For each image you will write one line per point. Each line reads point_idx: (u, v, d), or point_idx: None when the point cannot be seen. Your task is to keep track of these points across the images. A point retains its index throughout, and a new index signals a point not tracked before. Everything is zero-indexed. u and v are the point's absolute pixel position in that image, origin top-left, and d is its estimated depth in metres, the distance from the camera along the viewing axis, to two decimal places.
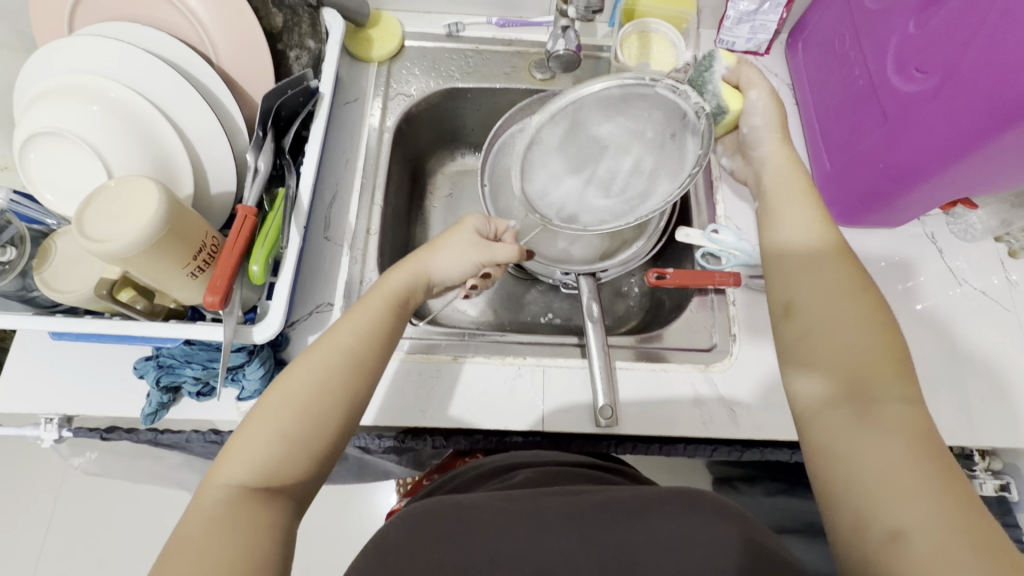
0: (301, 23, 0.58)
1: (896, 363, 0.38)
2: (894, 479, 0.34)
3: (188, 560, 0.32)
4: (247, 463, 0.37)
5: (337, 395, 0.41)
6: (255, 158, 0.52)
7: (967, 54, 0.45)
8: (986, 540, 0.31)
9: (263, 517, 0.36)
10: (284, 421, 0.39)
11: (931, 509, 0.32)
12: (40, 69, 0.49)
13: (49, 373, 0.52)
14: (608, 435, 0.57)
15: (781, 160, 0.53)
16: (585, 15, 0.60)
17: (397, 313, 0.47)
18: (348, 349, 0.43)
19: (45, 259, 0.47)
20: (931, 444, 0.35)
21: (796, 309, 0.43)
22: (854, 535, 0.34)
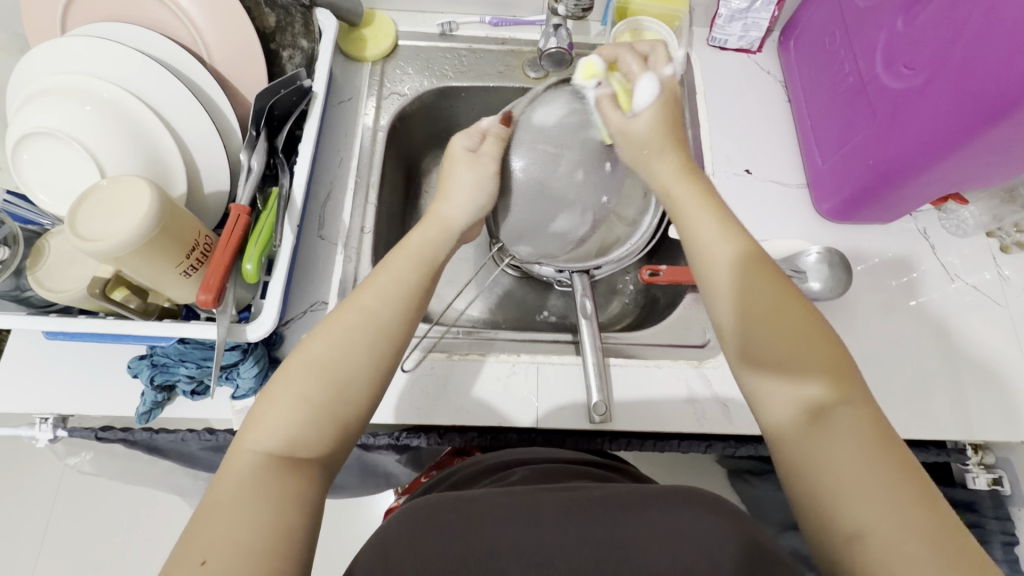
0: (294, 23, 0.58)
1: (830, 372, 0.38)
2: (858, 479, 0.34)
3: (218, 528, 0.33)
4: (272, 430, 0.37)
5: (361, 356, 0.41)
6: (248, 157, 0.52)
7: (954, 50, 0.45)
8: (938, 532, 0.32)
9: (292, 484, 0.36)
10: (307, 385, 0.39)
11: (888, 509, 0.33)
12: (33, 70, 0.49)
13: (44, 373, 0.52)
14: (603, 432, 0.57)
15: (666, 173, 0.52)
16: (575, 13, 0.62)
17: (423, 268, 0.47)
18: (371, 310, 0.43)
19: (39, 259, 0.47)
20: (879, 440, 0.36)
21: (729, 335, 0.42)
22: (824, 528, 0.35)
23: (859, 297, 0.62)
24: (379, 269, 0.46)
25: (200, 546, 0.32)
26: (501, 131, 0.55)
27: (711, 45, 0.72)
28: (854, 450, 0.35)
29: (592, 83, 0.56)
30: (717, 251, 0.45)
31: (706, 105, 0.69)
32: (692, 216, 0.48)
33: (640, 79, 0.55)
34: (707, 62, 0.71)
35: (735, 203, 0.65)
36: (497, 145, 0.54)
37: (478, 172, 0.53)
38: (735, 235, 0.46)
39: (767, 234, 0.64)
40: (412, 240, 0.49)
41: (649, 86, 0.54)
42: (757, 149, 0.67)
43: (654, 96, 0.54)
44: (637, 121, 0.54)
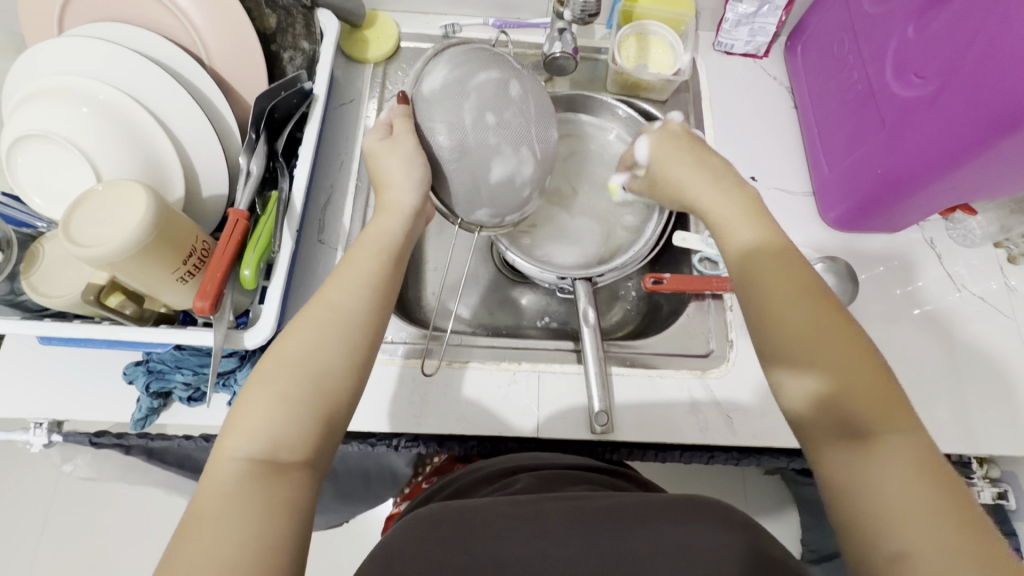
0: (295, 24, 0.58)
1: (886, 395, 0.36)
2: (890, 482, 0.34)
3: (205, 538, 0.32)
4: (251, 434, 0.36)
5: (331, 351, 0.40)
6: (247, 161, 0.51)
7: (965, 59, 0.44)
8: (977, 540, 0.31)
9: (278, 491, 0.35)
10: (279, 386, 0.38)
11: (931, 532, 0.32)
12: (28, 70, 0.48)
13: (37, 378, 0.51)
14: (604, 441, 0.56)
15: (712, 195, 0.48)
16: (581, 18, 0.60)
17: (387, 257, 0.46)
18: (339, 304, 0.42)
19: (33, 263, 0.46)
20: (931, 465, 0.34)
21: (776, 348, 0.40)
22: (854, 540, 0.34)
23: (864, 307, 0.61)
24: (344, 264, 0.45)
25: (187, 562, 0.31)
26: (403, 110, 0.50)
27: (717, 50, 0.71)
28: (887, 451, 0.35)
29: (620, 189, 0.62)
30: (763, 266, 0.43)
31: (711, 111, 0.68)
32: (731, 229, 0.46)
33: (636, 143, 0.57)
34: (712, 66, 0.71)
35: None
36: (410, 123, 0.50)
37: (401, 153, 0.48)
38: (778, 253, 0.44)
39: None
40: (378, 227, 0.48)
41: (641, 143, 0.56)
42: (761, 155, 0.67)
43: (649, 147, 0.55)
44: (651, 169, 0.54)
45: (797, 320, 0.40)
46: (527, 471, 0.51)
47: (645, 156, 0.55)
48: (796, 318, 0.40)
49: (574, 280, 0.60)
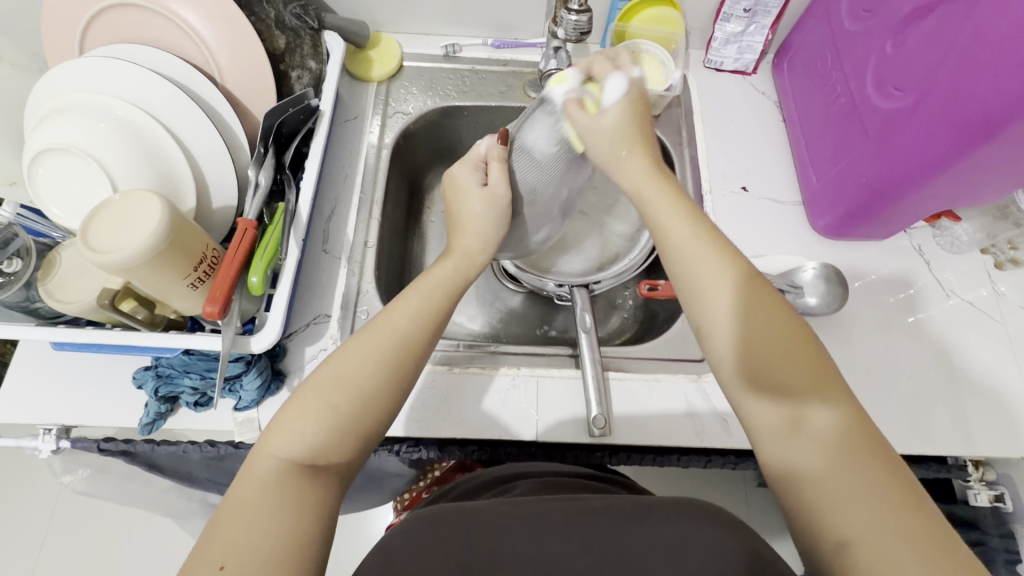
0: (303, 44, 0.61)
1: (826, 387, 0.39)
2: (833, 477, 0.36)
3: (240, 530, 0.33)
4: (296, 437, 0.38)
5: (384, 373, 0.41)
6: (255, 173, 0.53)
7: (941, 73, 0.47)
8: (923, 525, 0.33)
9: (312, 494, 0.36)
10: (332, 397, 0.39)
11: (871, 517, 0.34)
12: (51, 89, 0.51)
13: (49, 383, 0.53)
14: (602, 446, 0.57)
15: (638, 172, 0.50)
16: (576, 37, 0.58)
17: (449, 291, 0.48)
18: (404, 331, 0.44)
19: (50, 270, 0.48)
20: (873, 452, 0.36)
21: (708, 345, 0.43)
22: (811, 537, 0.36)
23: (856, 312, 0.63)
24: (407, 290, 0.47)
25: (221, 547, 0.33)
26: (500, 153, 0.52)
27: (708, 67, 0.74)
28: (826, 445, 0.37)
29: (559, 90, 0.50)
30: (687, 258, 0.45)
31: (703, 126, 0.71)
32: (661, 219, 0.48)
33: (609, 78, 0.52)
34: (702, 83, 0.74)
35: (733, 220, 0.66)
36: (505, 171, 0.52)
37: (493, 206, 0.52)
38: (704, 242, 0.45)
39: (765, 250, 0.65)
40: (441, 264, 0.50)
41: (618, 84, 0.52)
42: (751, 167, 0.69)
43: (624, 94, 0.51)
44: (611, 118, 0.50)
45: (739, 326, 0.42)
46: (525, 477, 0.53)
47: (615, 105, 0.51)
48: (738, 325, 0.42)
49: (573, 287, 0.62)
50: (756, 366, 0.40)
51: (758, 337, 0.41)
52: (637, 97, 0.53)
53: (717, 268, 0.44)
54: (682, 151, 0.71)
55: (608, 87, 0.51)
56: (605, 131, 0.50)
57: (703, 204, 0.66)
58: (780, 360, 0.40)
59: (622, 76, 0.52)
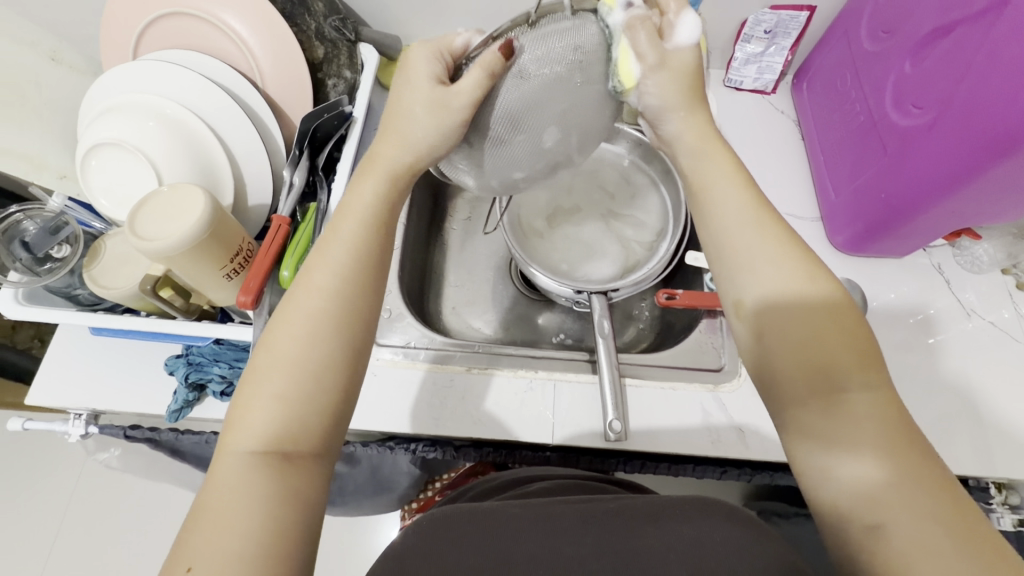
0: (339, 55, 0.64)
1: (864, 367, 0.37)
2: (873, 459, 0.34)
3: (211, 531, 0.32)
4: (250, 429, 0.36)
5: (325, 337, 0.38)
6: (290, 174, 0.56)
7: (957, 91, 0.47)
8: (962, 522, 0.32)
9: (281, 483, 0.35)
10: (276, 383, 0.37)
11: (910, 502, 0.33)
12: (106, 89, 0.54)
13: (86, 368, 0.54)
14: (617, 452, 0.58)
15: (695, 132, 0.46)
16: None
17: (373, 233, 0.42)
18: (330, 292, 0.40)
19: (95, 257, 0.49)
20: (909, 441, 0.35)
21: (746, 311, 0.42)
22: (837, 517, 0.35)
23: (874, 328, 0.63)
24: (333, 235, 0.43)
25: (190, 551, 0.32)
26: (488, 61, 0.39)
27: (728, 86, 0.76)
28: (866, 426, 0.35)
29: (623, 4, 0.43)
30: (737, 233, 0.43)
31: None
32: (710, 186, 0.45)
33: (682, 15, 0.45)
34: (723, 101, 0.75)
35: None
36: (481, 83, 0.40)
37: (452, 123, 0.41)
38: (760, 220, 0.43)
39: None
40: (357, 197, 0.44)
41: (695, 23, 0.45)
42: (771, 182, 0.70)
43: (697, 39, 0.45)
44: (683, 57, 0.45)
45: (780, 301, 0.40)
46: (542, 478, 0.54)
47: (688, 48, 0.45)
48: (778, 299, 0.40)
49: (590, 294, 0.62)
50: (799, 337, 0.39)
51: (800, 313, 0.39)
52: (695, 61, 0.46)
53: (759, 235, 0.42)
54: None
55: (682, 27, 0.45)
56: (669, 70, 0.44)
57: None
58: (824, 336, 0.38)
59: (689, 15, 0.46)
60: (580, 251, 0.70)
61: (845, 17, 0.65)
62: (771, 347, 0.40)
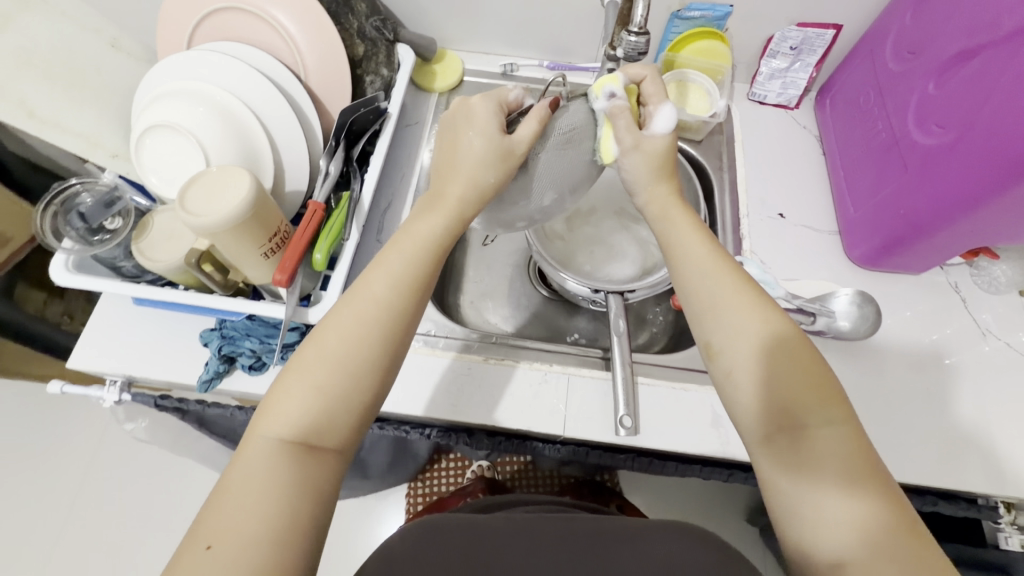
0: (378, 53, 0.67)
1: (828, 399, 0.41)
2: (837, 493, 0.37)
3: (234, 510, 0.36)
4: (287, 421, 0.40)
5: (368, 350, 0.42)
6: (327, 163, 0.59)
7: (982, 112, 0.48)
8: (916, 549, 0.35)
9: (305, 473, 0.38)
10: (317, 377, 0.41)
11: (869, 540, 0.35)
12: (161, 75, 0.57)
13: (124, 337, 0.57)
14: (627, 449, 0.59)
15: (661, 203, 0.52)
16: (633, 56, 0.58)
17: (431, 255, 0.47)
18: (385, 303, 0.44)
19: (143, 232, 0.52)
20: (870, 470, 0.38)
21: (719, 348, 0.44)
22: (804, 546, 0.38)
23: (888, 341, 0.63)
24: (384, 255, 0.47)
25: (213, 527, 0.35)
26: (543, 112, 0.49)
27: (751, 100, 0.78)
28: (834, 462, 0.38)
29: (608, 93, 0.52)
30: (704, 280, 0.47)
31: (743, 152, 0.74)
32: (678, 237, 0.50)
33: (661, 107, 0.53)
34: (746, 114, 0.77)
35: (768, 243, 0.68)
36: (535, 130, 0.48)
37: (510, 172, 0.48)
38: (720, 268, 0.47)
39: (798, 274, 0.66)
40: (423, 223, 0.48)
41: (669, 116, 0.53)
42: (791, 195, 0.71)
43: (673, 125, 0.53)
44: (655, 143, 0.52)
45: (750, 342, 0.43)
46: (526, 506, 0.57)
47: (663, 133, 0.52)
48: (746, 338, 0.43)
49: (608, 294, 0.64)
50: (767, 375, 0.42)
51: (766, 349, 0.43)
52: (670, 145, 0.53)
53: (727, 277, 0.46)
54: (722, 175, 0.74)
55: (662, 116, 0.53)
56: (651, 151, 0.52)
57: (741, 227, 0.69)
58: (794, 372, 0.41)
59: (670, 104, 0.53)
60: (598, 252, 0.73)
61: (872, 35, 0.66)
62: (742, 383, 0.43)
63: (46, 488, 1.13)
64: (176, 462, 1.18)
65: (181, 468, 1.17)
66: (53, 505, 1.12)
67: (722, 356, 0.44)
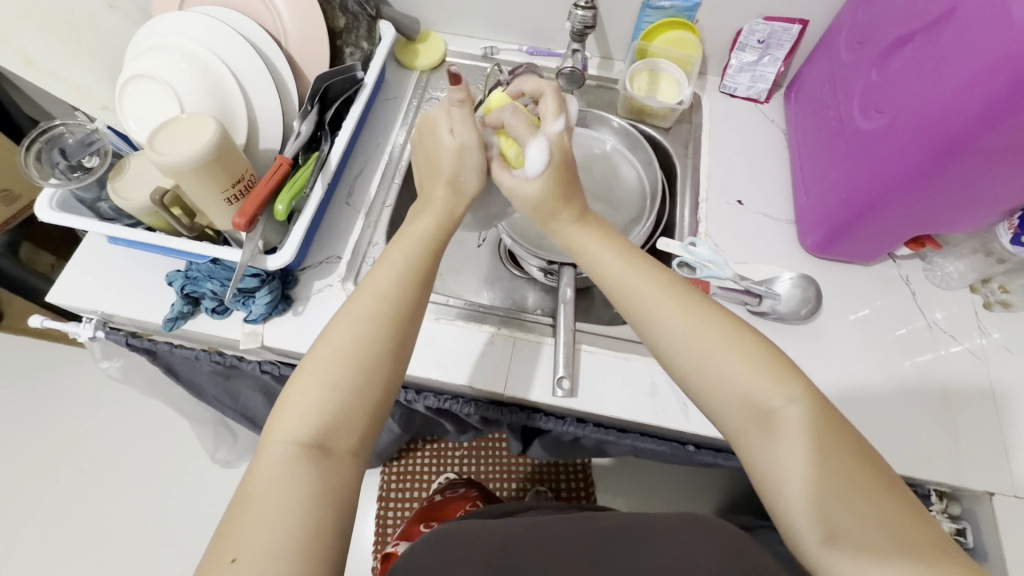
0: (359, 27, 0.71)
1: (781, 373, 0.44)
2: (811, 473, 0.40)
3: (264, 518, 0.39)
4: (300, 422, 0.43)
5: (378, 345, 0.46)
6: (299, 123, 0.62)
7: (914, 97, 0.50)
8: (886, 497, 0.39)
9: (325, 475, 0.42)
10: (332, 377, 0.44)
11: (856, 510, 0.39)
12: (150, 33, 0.62)
13: (98, 276, 0.61)
14: (563, 411, 0.63)
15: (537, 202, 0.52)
16: (580, 31, 0.62)
17: (429, 249, 0.51)
18: (390, 296, 0.47)
19: (119, 173, 0.56)
20: (834, 434, 0.42)
21: (667, 350, 0.47)
22: (795, 533, 0.41)
23: (833, 327, 0.65)
24: (390, 252, 0.51)
25: (239, 540, 0.38)
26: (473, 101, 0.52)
27: (722, 92, 0.80)
28: (798, 442, 0.41)
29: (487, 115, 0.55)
30: (636, 278, 0.49)
31: (708, 142, 0.76)
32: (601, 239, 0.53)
33: (529, 144, 0.51)
34: (716, 105, 0.79)
35: (723, 228, 0.70)
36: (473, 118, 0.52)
37: (474, 162, 0.52)
38: (643, 266, 0.50)
39: (750, 258, 0.68)
40: (418, 222, 0.52)
41: (539, 152, 0.50)
42: (752, 184, 0.73)
43: (546, 161, 0.50)
44: (529, 189, 0.51)
45: (698, 338, 0.46)
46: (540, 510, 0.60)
47: (532, 171, 0.51)
48: (694, 334, 0.46)
49: (561, 265, 0.66)
50: (719, 367, 0.44)
51: (711, 340, 0.45)
52: (559, 157, 0.51)
53: (652, 276, 0.49)
54: (686, 162, 0.76)
55: (531, 149, 0.51)
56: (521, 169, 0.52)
57: (698, 211, 0.71)
58: (743, 358, 0.44)
59: (544, 139, 0.51)
60: None
61: (829, 33, 0.69)
62: (702, 382, 0.45)
63: (49, 438, 1.20)
64: (167, 423, 1.23)
65: (170, 427, 1.22)
66: (53, 454, 1.19)
67: (673, 361, 0.47)
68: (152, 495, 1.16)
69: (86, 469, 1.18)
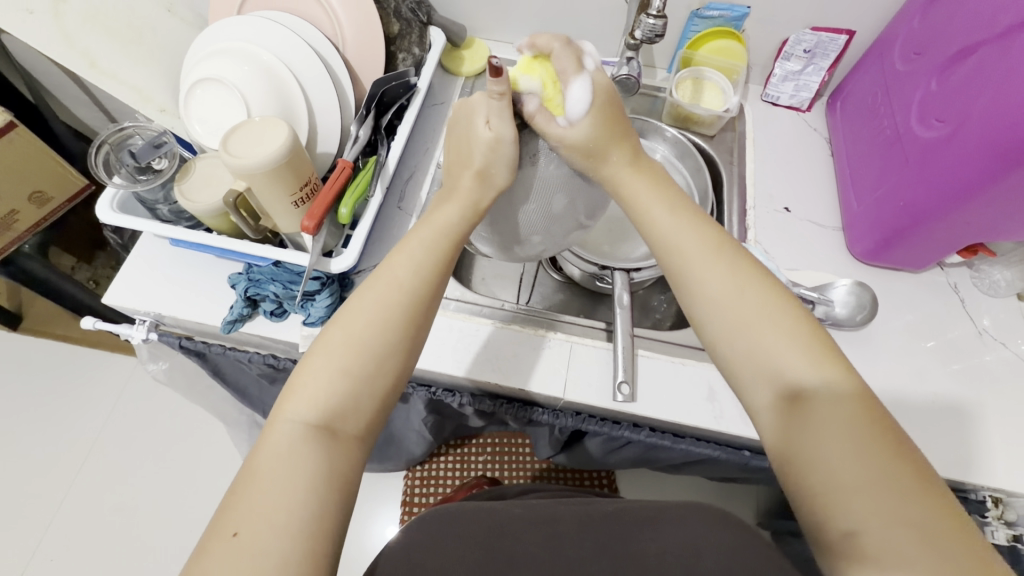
0: (412, 33, 0.71)
1: (822, 353, 0.41)
2: (843, 463, 0.37)
3: (267, 496, 0.36)
4: (309, 400, 0.41)
5: (394, 330, 0.44)
6: (357, 128, 0.62)
7: (978, 105, 0.51)
8: (926, 497, 0.35)
9: (326, 456, 0.39)
10: (341, 361, 0.42)
11: (881, 506, 0.35)
12: (211, 37, 0.62)
13: (154, 278, 0.61)
14: (619, 416, 0.63)
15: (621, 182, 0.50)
16: (649, 38, 0.62)
17: (448, 243, 0.49)
18: (407, 286, 0.46)
19: (186, 175, 0.56)
20: (874, 422, 0.38)
21: (703, 317, 0.45)
22: (819, 527, 0.37)
23: (884, 334, 0.65)
24: (406, 241, 0.49)
25: (237, 516, 0.36)
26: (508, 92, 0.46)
27: (764, 100, 0.81)
28: (832, 426, 0.38)
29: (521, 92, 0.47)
30: (681, 237, 0.47)
31: (753, 150, 0.76)
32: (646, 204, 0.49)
33: (573, 84, 0.46)
34: (759, 113, 0.80)
35: (771, 235, 0.70)
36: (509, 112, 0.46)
37: (501, 161, 0.47)
38: (699, 230, 0.48)
39: (799, 265, 0.69)
40: (441, 214, 0.50)
41: (582, 91, 0.46)
42: (798, 191, 0.74)
43: (590, 100, 0.46)
44: (577, 131, 0.46)
45: (729, 304, 0.44)
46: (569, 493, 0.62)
47: (581, 117, 0.46)
48: (726, 302, 0.44)
49: (614, 271, 0.66)
50: (751, 338, 0.42)
51: (745, 311, 0.43)
52: (603, 96, 0.47)
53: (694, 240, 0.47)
54: (732, 169, 0.77)
55: (572, 97, 0.46)
56: (597, 160, 0.48)
57: (746, 218, 0.71)
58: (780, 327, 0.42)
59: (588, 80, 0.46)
60: (611, 236, 0.76)
61: (881, 43, 0.70)
62: (734, 355, 0.43)
63: (73, 440, 1.20)
64: (191, 426, 1.23)
65: (194, 430, 1.22)
66: (76, 457, 1.18)
67: (708, 326, 0.45)
68: (173, 500, 1.15)
69: (109, 472, 1.17)
